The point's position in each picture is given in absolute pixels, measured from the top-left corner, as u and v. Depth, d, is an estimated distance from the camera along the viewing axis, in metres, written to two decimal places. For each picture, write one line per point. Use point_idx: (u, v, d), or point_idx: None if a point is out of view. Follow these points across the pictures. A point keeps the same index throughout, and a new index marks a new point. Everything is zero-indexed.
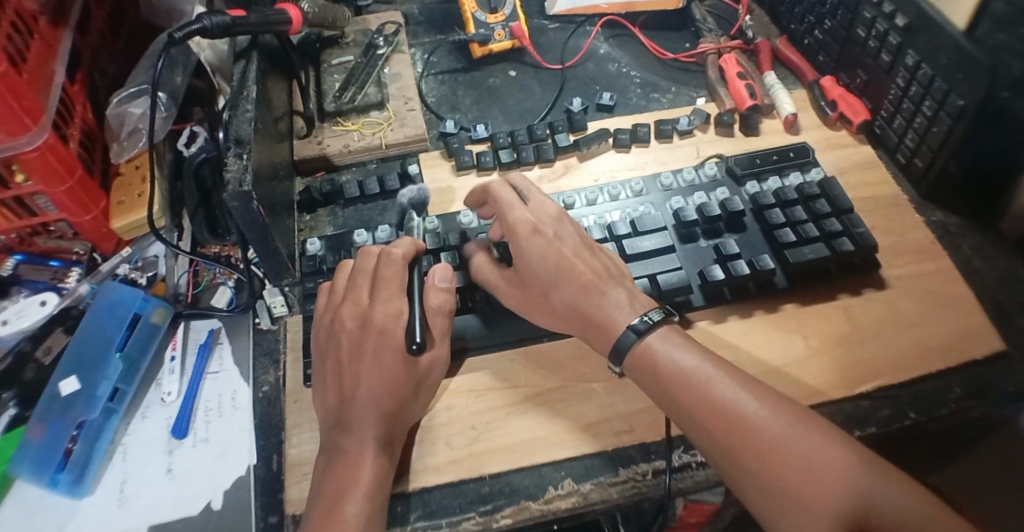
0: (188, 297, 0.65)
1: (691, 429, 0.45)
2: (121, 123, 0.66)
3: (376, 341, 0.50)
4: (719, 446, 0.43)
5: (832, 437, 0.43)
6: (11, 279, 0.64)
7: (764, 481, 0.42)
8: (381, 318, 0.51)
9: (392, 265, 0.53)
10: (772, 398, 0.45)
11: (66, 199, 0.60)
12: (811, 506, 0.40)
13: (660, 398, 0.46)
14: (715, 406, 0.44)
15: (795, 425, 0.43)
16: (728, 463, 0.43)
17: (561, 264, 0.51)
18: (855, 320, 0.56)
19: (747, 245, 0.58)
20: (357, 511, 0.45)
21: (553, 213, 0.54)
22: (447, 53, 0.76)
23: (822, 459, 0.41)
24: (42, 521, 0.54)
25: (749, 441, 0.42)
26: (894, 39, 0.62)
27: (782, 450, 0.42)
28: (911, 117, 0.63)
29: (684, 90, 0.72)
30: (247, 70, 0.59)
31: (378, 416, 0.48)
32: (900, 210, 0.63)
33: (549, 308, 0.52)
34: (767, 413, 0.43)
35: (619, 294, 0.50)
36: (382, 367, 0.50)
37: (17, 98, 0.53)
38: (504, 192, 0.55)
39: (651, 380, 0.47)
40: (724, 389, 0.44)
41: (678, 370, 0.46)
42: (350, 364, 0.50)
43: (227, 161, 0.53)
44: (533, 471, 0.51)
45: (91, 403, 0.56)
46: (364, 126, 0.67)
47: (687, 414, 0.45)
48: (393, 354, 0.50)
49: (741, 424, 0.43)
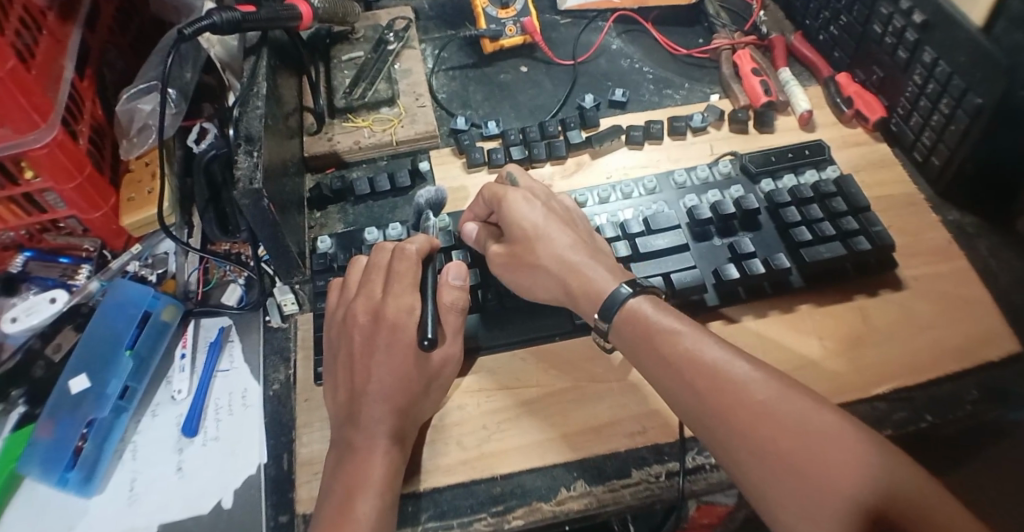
0: (198, 295, 0.64)
1: (680, 394, 0.44)
2: (130, 119, 0.66)
3: (388, 338, 0.50)
4: (709, 410, 0.43)
5: (825, 406, 0.42)
6: (21, 275, 0.64)
7: (753, 443, 0.41)
8: (392, 312, 0.50)
9: (407, 261, 0.52)
10: (764, 367, 0.44)
11: (75, 196, 0.60)
12: (804, 473, 0.39)
13: (650, 362, 0.46)
14: (705, 367, 0.44)
15: (787, 392, 0.42)
16: (718, 427, 0.42)
17: (545, 224, 0.53)
18: (871, 321, 0.55)
19: (762, 243, 0.57)
20: (369, 509, 0.44)
21: (538, 192, 0.56)
22: (458, 48, 0.75)
23: (814, 424, 0.41)
24: (54, 519, 0.54)
25: (741, 404, 0.42)
26: (911, 36, 0.61)
27: (773, 413, 0.41)
28: (928, 115, 0.62)
29: (697, 86, 0.71)
30: (257, 66, 0.59)
31: (392, 411, 0.48)
32: (916, 209, 0.62)
33: (536, 265, 0.52)
34: (759, 378, 0.43)
35: (599, 272, 0.50)
36: (394, 361, 0.49)
37: (25, 94, 0.52)
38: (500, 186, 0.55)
39: (642, 343, 0.47)
40: (716, 353, 0.44)
41: (669, 333, 0.46)
42: (363, 344, 0.50)
43: (238, 159, 0.52)
44: (544, 472, 0.51)
45: (101, 401, 0.56)
46: (375, 122, 0.67)
47: (677, 375, 0.44)
48: (404, 352, 0.50)
49: (732, 386, 0.43)
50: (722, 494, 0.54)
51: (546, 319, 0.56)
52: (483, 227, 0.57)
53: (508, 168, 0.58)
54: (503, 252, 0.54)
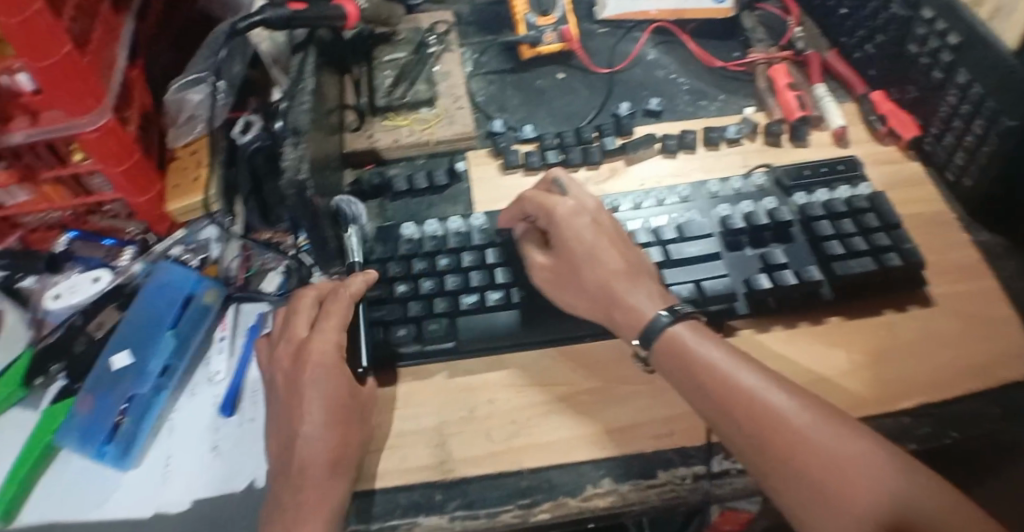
0: (239, 280, 0.66)
1: (717, 418, 0.47)
2: (178, 110, 0.68)
3: (316, 376, 0.52)
4: (744, 435, 0.46)
5: (855, 431, 0.45)
6: (65, 255, 0.67)
7: (787, 467, 0.44)
8: (316, 353, 0.53)
9: (339, 302, 0.55)
10: (797, 393, 0.47)
11: (123, 179, 0.62)
12: (836, 496, 0.43)
13: (688, 387, 0.49)
14: (741, 395, 0.47)
15: (819, 418, 0.46)
16: (754, 452, 0.46)
17: (594, 247, 0.54)
18: (898, 336, 0.56)
19: (794, 256, 0.58)
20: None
21: (590, 206, 0.57)
22: (497, 53, 0.76)
23: (845, 451, 0.44)
24: (87, 490, 0.56)
25: (776, 429, 0.45)
26: (946, 57, 0.62)
27: (806, 439, 0.44)
28: (960, 136, 0.63)
29: (732, 98, 0.71)
30: (305, 62, 0.61)
31: (328, 447, 0.50)
32: (946, 229, 0.63)
33: (579, 286, 0.55)
34: (792, 406, 0.46)
35: (640, 296, 0.52)
36: (323, 393, 0.51)
37: (80, 78, 0.55)
38: (551, 200, 0.57)
39: (680, 369, 0.49)
40: (752, 380, 0.47)
41: (706, 360, 0.48)
42: (295, 383, 0.52)
43: (284, 150, 0.54)
44: (572, 469, 0.52)
45: (141, 378, 0.58)
46: (414, 122, 0.68)
47: (714, 401, 0.47)
48: (333, 386, 0.52)
49: (767, 414, 0.46)
50: (745, 500, 0.55)
51: (574, 319, 0.58)
52: (527, 228, 0.60)
53: (555, 173, 0.59)
54: (547, 266, 0.57)
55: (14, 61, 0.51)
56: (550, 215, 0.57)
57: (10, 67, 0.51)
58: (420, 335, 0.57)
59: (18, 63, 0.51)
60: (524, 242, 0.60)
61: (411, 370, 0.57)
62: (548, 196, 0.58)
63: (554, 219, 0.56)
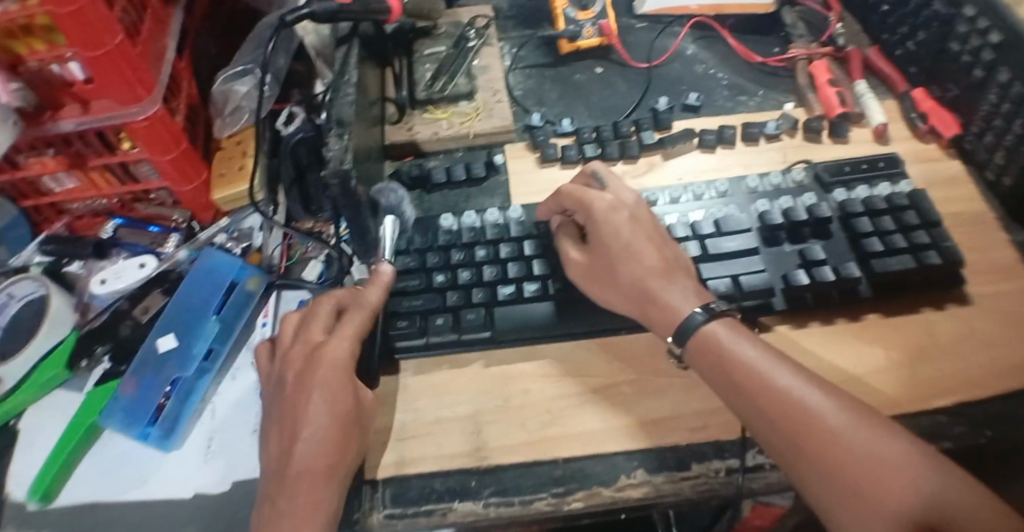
0: (281, 268, 0.67)
1: (751, 416, 0.47)
2: (225, 100, 0.69)
3: (326, 383, 0.51)
4: (779, 435, 0.46)
5: (892, 434, 0.45)
6: (111, 241, 0.69)
7: (821, 468, 0.44)
8: (331, 359, 0.51)
9: (356, 311, 0.54)
10: (834, 393, 0.47)
11: (169, 167, 0.64)
12: (869, 497, 0.43)
13: (722, 385, 0.49)
14: (776, 394, 0.47)
15: (855, 419, 0.46)
16: (787, 451, 0.46)
17: (632, 242, 0.55)
18: (936, 335, 0.56)
19: (833, 252, 0.57)
20: None
21: (628, 201, 0.58)
22: (536, 47, 0.77)
23: (880, 453, 0.44)
24: (132, 468, 0.58)
25: (812, 430, 0.45)
26: (987, 55, 0.62)
27: (841, 440, 0.45)
28: (1001, 135, 0.62)
29: (771, 94, 0.71)
30: (348, 55, 0.62)
31: (332, 453, 0.49)
32: (986, 228, 0.62)
33: (613, 282, 0.55)
34: (828, 406, 0.46)
35: (675, 293, 0.52)
36: (331, 402, 0.50)
37: (131, 68, 0.56)
38: (592, 196, 0.57)
39: (715, 367, 0.50)
40: (788, 380, 0.47)
41: (742, 359, 0.48)
42: (305, 386, 0.51)
43: (329, 141, 0.56)
44: (605, 459, 0.52)
45: (186, 361, 0.60)
46: (453, 115, 0.69)
47: (748, 400, 0.48)
48: (342, 395, 0.51)
49: (803, 414, 0.46)
50: (779, 495, 0.55)
51: (611, 313, 0.58)
52: (564, 221, 0.61)
53: (593, 166, 0.60)
54: (581, 262, 0.57)
55: (64, 50, 0.52)
56: (589, 209, 0.57)
57: (62, 56, 0.53)
58: (457, 325, 0.58)
59: (69, 52, 0.52)
60: (561, 234, 0.60)
61: (447, 359, 0.58)
62: (587, 190, 0.58)
63: (591, 212, 0.57)
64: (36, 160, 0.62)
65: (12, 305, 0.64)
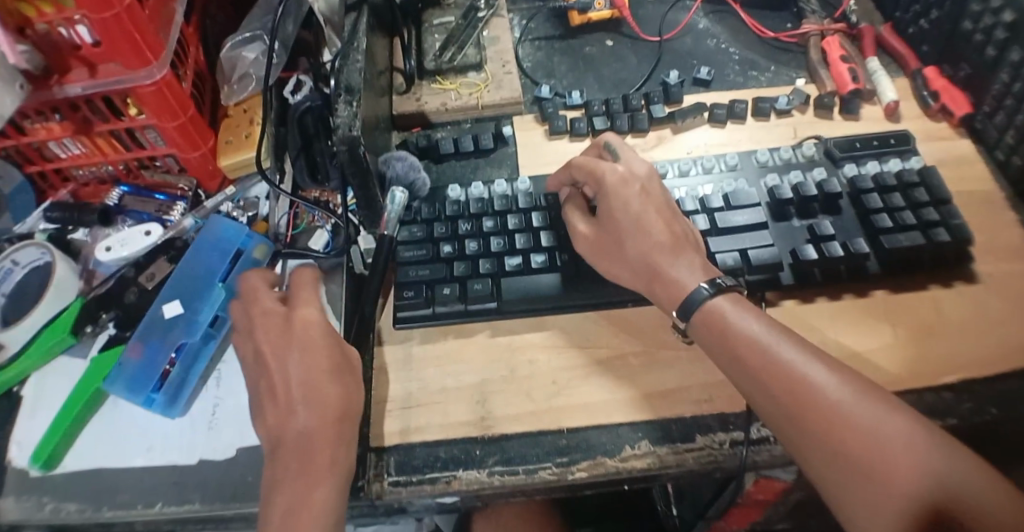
0: (287, 238, 0.67)
1: (754, 391, 0.48)
2: (233, 67, 0.70)
3: (300, 343, 0.51)
4: (783, 410, 0.46)
5: (895, 409, 0.45)
6: (116, 209, 0.68)
7: (823, 442, 0.45)
8: (301, 323, 0.52)
9: (302, 277, 0.56)
10: (838, 368, 0.47)
11: (176, 134, 0.64)
12: (870, 472, 0.43)
13: (726, 360, 0.49)
14: (780, 369, 0.47)
15: (859, 395, 0.46)
16: (791, 428, 0.46)
17: (641, 216, 0.54)
18: (944, 312, 0.56)
19: (841, 228, 0.58)
20: (314, 506, 0.46)
21: (642, 173, 0.57)
22: (545, 19, 0.76)
23: (883, 429, 0.44)
24: (137, 434, 0.58)
25: (815, 404, 0.45)
26: (1000, 34, 0.61)
27: (845, 416, 0.45)
28: (1013, 114, 0.62)
29: (783, 69, 0.70)
30: (357, 23, 0.61)
31: (325, 408, 0.49)
32: (995, 208, 0.62)
33: (621, 256, 0.55)
34: (832, 381, 0.46)
35: (684, 267, 0.52)
36: (307, 367, 0.50)
37: (139, 32, 0.55)
38: (604, 167, 0.56)
39: (719, 342, 0.49)
40: (791, 355, 0.47)
41: (746, 333, 0.49)
42: (279, 356, 0.51)
43: (337, 107, 0.55)
44: (610, 430, 0.53)
45: (192, 328, 0.60)
46: (461, 86, 0.68)
47: (752, 374, 0.48)
48: (320, 352, 0.51)
49: (806, 389, 0.46)
50: (782, 469, 0.55)
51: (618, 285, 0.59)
52: (574, 193, 0.60)
53: (607, 137, 0.59)
54: (590, 233, 0.57)
55: (73, 12, 0.51)
56: (601, 180, 0.56)
57: (70, 18, 0.52)
58: (463, 295, 0.58)
59: (77, 14, 0.52)
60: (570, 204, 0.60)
61: (453, 328, 0.58)
62: (598, 161, 0.57)
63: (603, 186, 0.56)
64: (41, 125, 0.62)
65: (16, 272, 0.63)
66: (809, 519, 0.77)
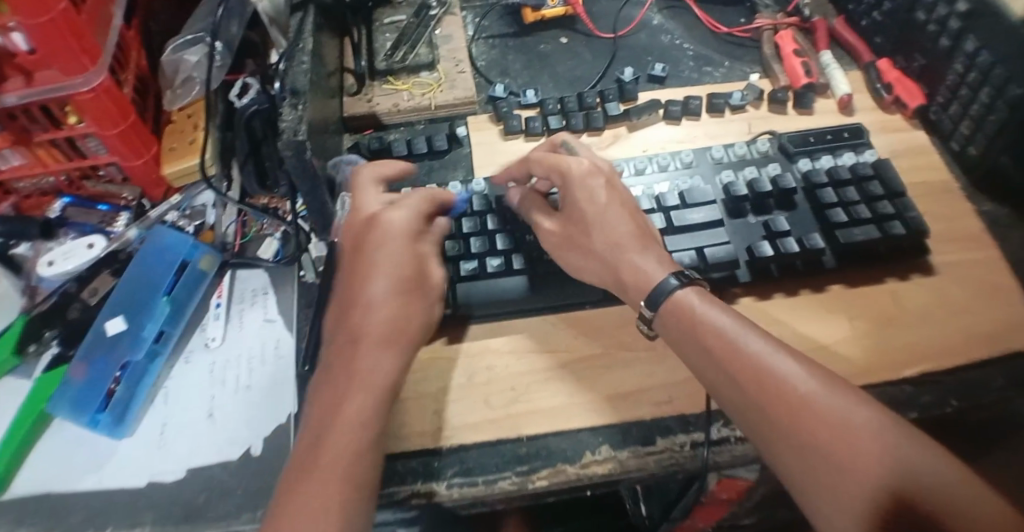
0: (235, 246, 0.66)
1: (723, 384, 0.47)
2: (175, 71, 0.67)
3: (389, 245, 0.52)
4: (751, 402, 0.45)
5: (863, 402, 0.44)
6: (58, 221, 0.66)
7: (791, 434, 0.44)
8: (390, 228, 0.52)
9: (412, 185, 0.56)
10: (805, 362, 0.47)
11: (118, 142, 0.61)
12: (838, 465, 0.42)
13: (694, 352, 0.48)
14: (747, 361, 0.46)
15: (826, 388, 0.45)
16: (759, 419, 0.45)
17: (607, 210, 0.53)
18: (902, 305, 0.56)
19: (797, 223, 0.57)
20: (354, 430, 0.45)
21: (604, 168, 0.56)
22: (499, 17, 0.75)
23: (850, 420, 0.43)
24: (83, 458, 0.55)
25: (781, 397, 0.45)
26: (954, 24, 0.61)
27: (811, 408, 0.44)
28: (967, 104, 0.62)
29: (737, 65, 0.70)
30: (303, 23, 0.60)
31: (394, 322, 0.50)
32: (953, 198, 0.62)
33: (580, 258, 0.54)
34: (799, 373, 0.46)
35: (647, 265, 0.52)
36: (394, 266, 0.51)
37: (77, 37, 0.53)
38: (569, 162, 0.56)
39: (686, 334, 0.49)
40: (759, 346, 0.47)
41: (714, 325, 0.48)
42: (363, 257, 0.52)
43: (283, 111, 0.53)
44: (570, 436, 0.52)
45: (136, 344, 0.58)
46: (414, 86, 0.67)
47: (719, 366, 0.47)
48: (406, 260, 0.52)
49: (773, 381, 0.45)
50: (744, 467, 0.55)
51: (576, 286, 0.58)
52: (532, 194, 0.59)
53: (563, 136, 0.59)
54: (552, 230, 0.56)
55: (8, 20, 0.49)
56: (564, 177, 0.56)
57: (3, 25, 0.50)
58: None
59: (13, 21, 0.49)
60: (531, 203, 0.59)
61: None
62: (559, 157, 0.57)
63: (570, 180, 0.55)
64: None
65: None
66: (775, 512, 0.77)
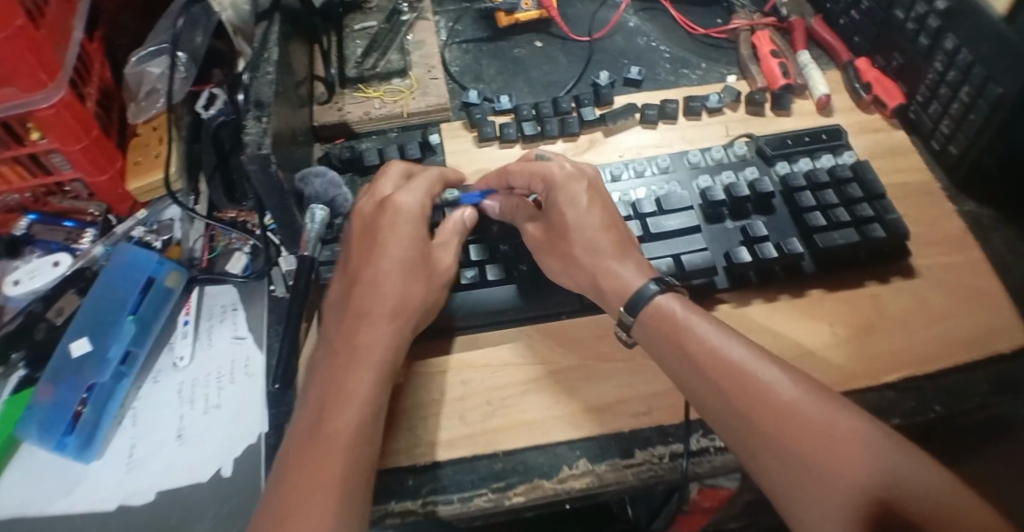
0: (202, 262, 0.65)
1: (704, 389, 0.46)
2: (138, 83, 0.66)
3: (398, 226, 0.51)
4: (732, 409, 0.44)
5: (846, 410, 0.43)
6: (24, 238, 0.63)
7: (772, 441, 0.43)
8: (400, 209, 0.52)
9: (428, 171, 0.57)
10: (789, 369, 0.46)
11: (81, 158, 0.60)
12: (819, 474, 0.41)
13: (675, 357, 0.47)
14: (728, 365, 0.45)
15: (808, 395, 0.44)
16: (738, 426, 0.44)
17: None
18: (883, 309, 0.55)
19: (776, 227, 0.56)
20: (348, 420, 0.43)
21: (587, 173, 0.56)
22: (472, 21, 0.73)
23: (832, 428, 0.42)
24: (50, 484, 0.54)
25: (762, 403, 0.44)
26: (933, 22, 0.60)
27: (792, 415, 0.43)
28: (947, 104, 0.61)
29: (715, 66, 0.69)
30: (269, 32, 0.58)
31: (396, 302, 0.49)
32: (934, 199, 0.61)
33: None
34: (781, 380, 0.44)
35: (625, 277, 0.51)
36: (404, 245, 0.51)
37: (33, 53, 0.51)
38: (550, 167, 0.56)
39: (667, 339, 0.48)
40: (739, 353, 0.46)
41: (694, 330, 0.47)
42: (370, 237, 0.51)
43: (247, 123, 0.51)
44: (547, 450, 0.51)
45: (102, 365, 0.56)
46: (385, 93, 0.66)
47: (700, 371, 0.46)
48: (416, 239, 0.51)
49: (754, 386, 0.44)
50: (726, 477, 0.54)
51: (554, 297, 0.57)
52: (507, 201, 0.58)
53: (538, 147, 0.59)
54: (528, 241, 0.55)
55: None
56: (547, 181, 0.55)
57: None
58: None
59: None
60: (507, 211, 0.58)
61: None
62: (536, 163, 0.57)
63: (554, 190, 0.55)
64: None
65: None
66: (760, 517, 0.76)
